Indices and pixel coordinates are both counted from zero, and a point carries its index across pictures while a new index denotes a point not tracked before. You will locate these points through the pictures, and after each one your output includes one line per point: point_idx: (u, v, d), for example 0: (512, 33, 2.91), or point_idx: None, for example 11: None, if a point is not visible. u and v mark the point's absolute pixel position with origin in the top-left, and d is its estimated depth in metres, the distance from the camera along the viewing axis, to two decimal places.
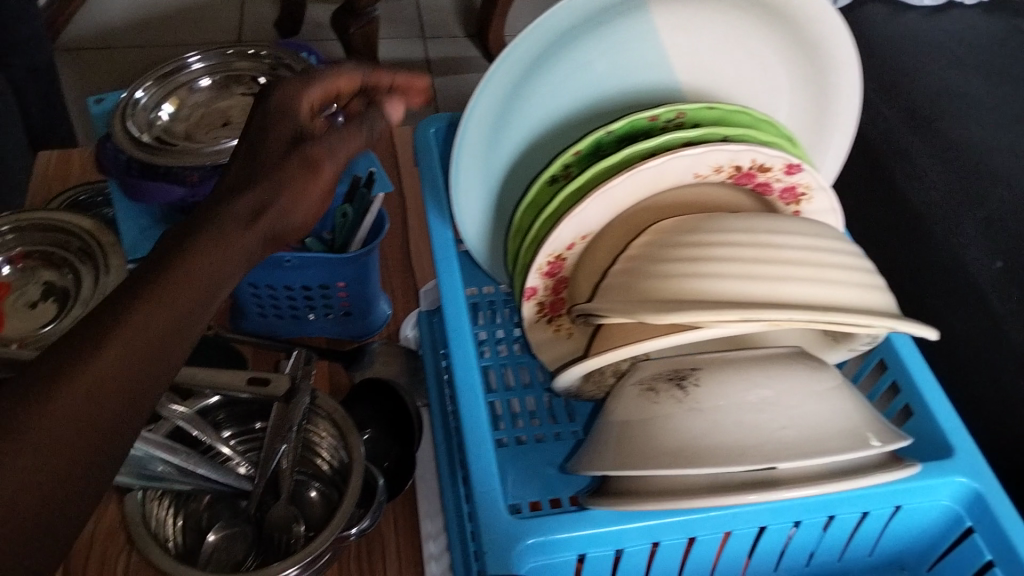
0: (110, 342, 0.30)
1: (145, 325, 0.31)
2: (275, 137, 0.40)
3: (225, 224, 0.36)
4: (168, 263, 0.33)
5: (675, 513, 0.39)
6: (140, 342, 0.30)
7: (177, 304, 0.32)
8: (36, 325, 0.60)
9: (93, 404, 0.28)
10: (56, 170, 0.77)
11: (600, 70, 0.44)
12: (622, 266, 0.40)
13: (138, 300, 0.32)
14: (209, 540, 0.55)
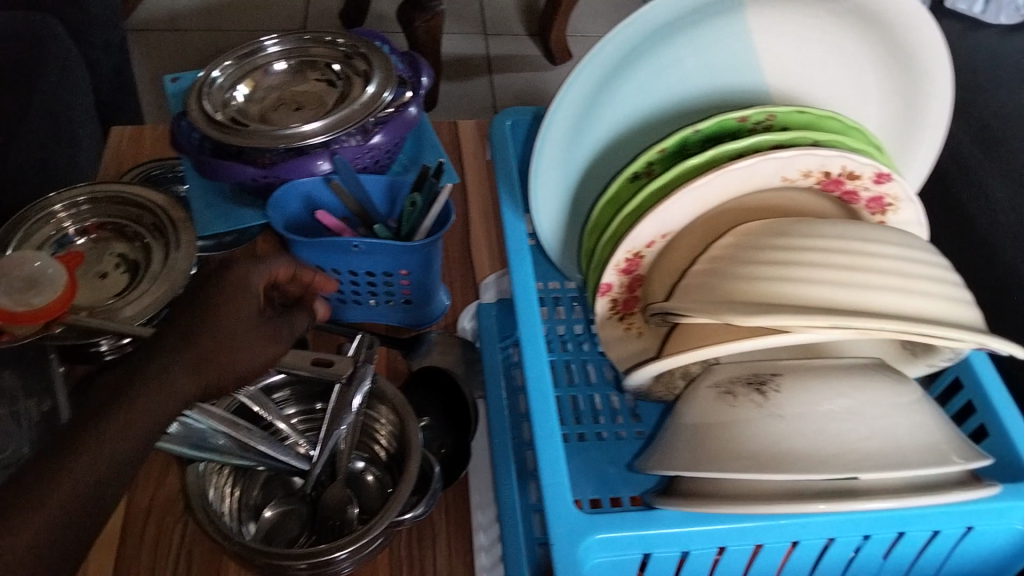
0: (66, 475, 0.34)
1: (98, 463, 0.35)
2: (232, 294, 0.44)
3: (179, 360, 0.40)
4: (128, 391, 0.37)
5: (747, 518, 0.39)
6: (95, 476, 0.35)
7: (134, 436, 0.37)
8: (105, 294, 0.63)
9: (64, 520, 0.33)
10: (128, 145, 0.79)
11: (689, 69, 0.44)
12: (705, 267, 0.40)
13: (94, 433, 0.36)
14: (265, 515, 0.56)
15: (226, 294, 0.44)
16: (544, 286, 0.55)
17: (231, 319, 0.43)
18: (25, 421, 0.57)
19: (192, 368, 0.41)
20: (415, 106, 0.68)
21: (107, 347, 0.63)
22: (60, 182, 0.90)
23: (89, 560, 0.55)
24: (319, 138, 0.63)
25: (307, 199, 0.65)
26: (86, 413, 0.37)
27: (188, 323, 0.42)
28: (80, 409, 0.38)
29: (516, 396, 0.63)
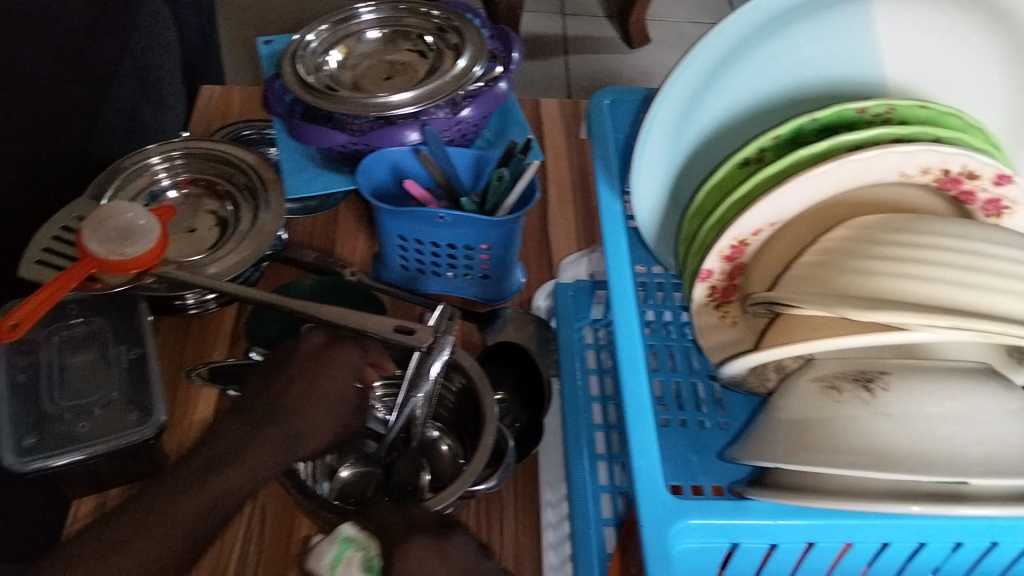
0: (177, 515, 0.44)
1: (201, 507, 0.44)
2: (329, 375, 0.51)
3: (276, 425, 0.48)
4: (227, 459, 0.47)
5: (839, 517, 0.39)
6: (194, 514, 0.44)
7: (234, 489, 0.46)
8: (194, 247, 0.65)
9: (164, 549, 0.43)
10: (217, 106, 0.80)
11: (805, 57, 0.44)
12: (815, 258, 0.40)
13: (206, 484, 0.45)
14: (342, 475, 0.57)
15: (316, 375, 0.50)
16: (645, 270, 0.55)
17: (312, 395, 0.50)
18: (114, 366, 0.58)
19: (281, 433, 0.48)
20: (505, 81, 0.68)
21: (192, 300, 0.66)
22: (146, 139, 0.92)
23: None
24: (409, 108, 0.63)
25: (393, 168, 0.66)
26: (206, 460, 0.47)
27: (289, 390, 0.49)
28: (204, 450, 0.48)
29: (591, 377, 0.61)
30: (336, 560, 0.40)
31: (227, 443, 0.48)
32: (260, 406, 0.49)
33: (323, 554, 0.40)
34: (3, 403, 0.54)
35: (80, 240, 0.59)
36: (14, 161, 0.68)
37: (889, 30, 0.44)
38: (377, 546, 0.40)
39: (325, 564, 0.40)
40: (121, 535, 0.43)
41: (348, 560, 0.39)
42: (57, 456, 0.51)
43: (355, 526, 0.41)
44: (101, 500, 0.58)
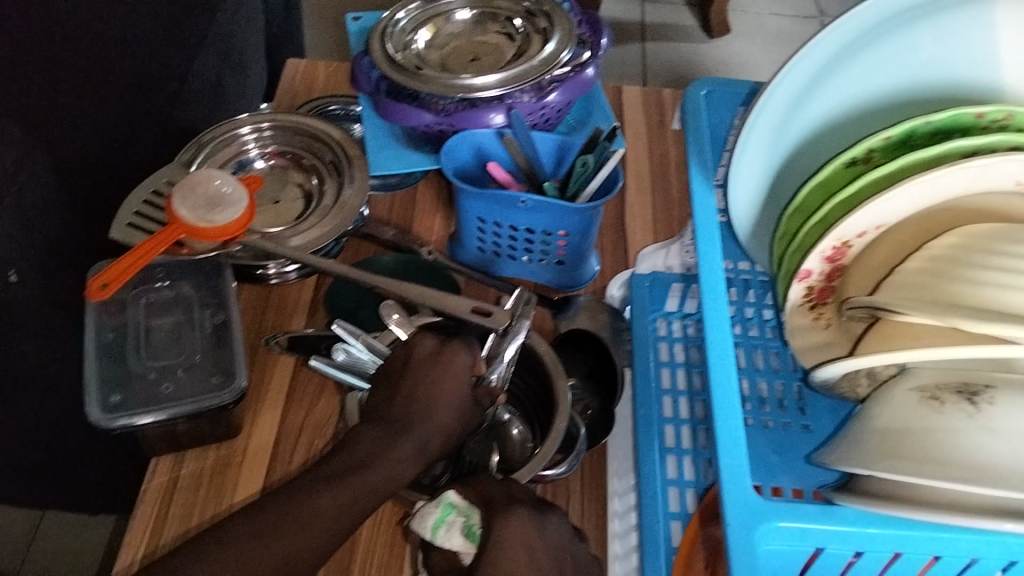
0: (319, 514, 0.45)
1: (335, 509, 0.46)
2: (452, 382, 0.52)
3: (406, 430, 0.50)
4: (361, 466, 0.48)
5: (937, 529, 0.37)
6: (329, 515, 0.45)
7: (371, 492, 0.47)
8: (280, 219, 0.67)
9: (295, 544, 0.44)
10: (302, 80, 0.81)
11: (922, 58, 0.44)
12: (922, 264, 0.41)
13: (344, 485, 0.47)
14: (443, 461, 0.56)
15: (440, 379, 0.52)
16: (734, 265, 0.54)
17: (437, 400, 0.51)
18: (198, 330, 0.59)
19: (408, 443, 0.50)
20: (593, 67, 0.67)
21: (274, 271, 0.67)
22: (229, 110, 0.94)
23: (241, 472, 0.58)
24: (494, 91, 0.63)
25: (477, 150, 0.66)
26: (341, 465, 0.48)
27: (415, 400, 0.51)
28: (338, 457, 0.49)
29: (666, 369, 0.61)
30: (439, 523, 0.44)
31: (362, 448, 0.49)
32: (389, 412, 0.51)
33: (426, 517, 0.44)
34: (92, 360, 0.56)
35: (170, 205, 0.61)
36: (107, 125, 0.70)
37: (1014, 35, 0.43)
38: (475, 514, 0.44)
39: (428, 526, 0.44)
40: (267, 530, 0.44)
41: (451, 524, 0.44)
42: (141, 414, 0.53)
43: (455, 494, 0.45)
44: (176, 461, 0.58)
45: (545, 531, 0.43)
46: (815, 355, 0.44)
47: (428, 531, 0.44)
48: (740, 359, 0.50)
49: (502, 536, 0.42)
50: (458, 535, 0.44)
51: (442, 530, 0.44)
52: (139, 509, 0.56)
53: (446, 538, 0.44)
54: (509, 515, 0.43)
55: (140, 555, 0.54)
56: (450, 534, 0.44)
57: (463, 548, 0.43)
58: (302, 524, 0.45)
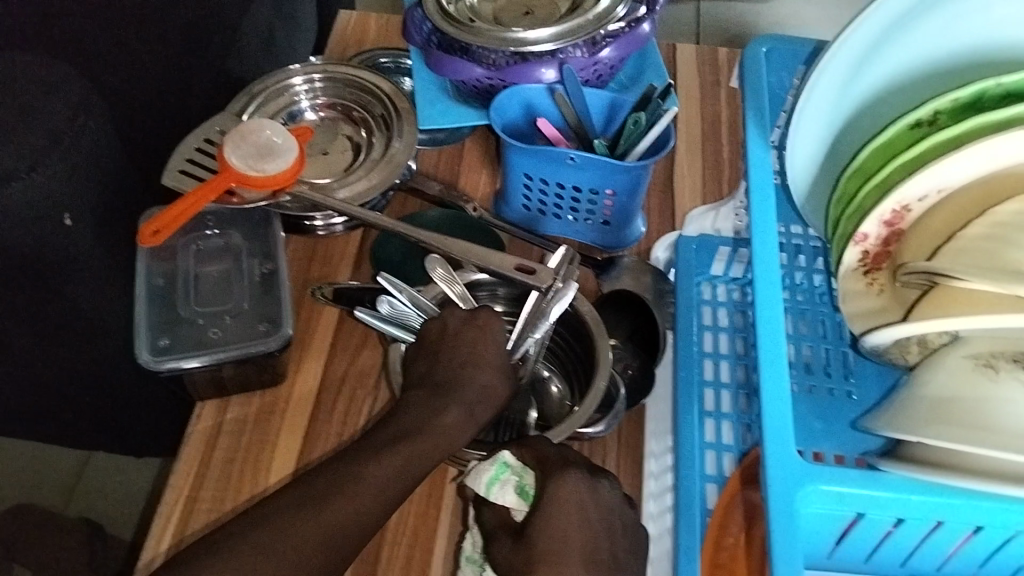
0: (370, 479, 0.46)
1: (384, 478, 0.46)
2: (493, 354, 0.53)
3: (453, 397, 0.51)
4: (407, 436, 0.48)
5: (985, 500, 0.37)
6: (379, 485, 0.46)
7: (419, 459, 0.48)
8: (328, 170, 0.67)
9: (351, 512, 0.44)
10: (353, 32, 0.81)
11: (998, 16, 0.43)
12: (983, 231, 0.40)
13: (395, 452, 0.47)
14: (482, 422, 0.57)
15: (478, 350, 0.53)
16: (786, 230, 0.53)
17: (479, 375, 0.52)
18: (247, 278, 0.60)
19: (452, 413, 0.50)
20: (649, 22, 0.66)
21: (320, 223, 0.68)
22: (279, 61, 0.94)
23: (284, 419, 0.59)
24: (547, 45, 0.63)
25: (526, 106, 0.65)
26: (388, 436, 0.48)
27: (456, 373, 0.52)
28: (385, 427, 0.49)
29: (709, 334, 0.60)
30: (494, 481, 0.46)
31: (410, 420, 0.50)
32: (434, 381, 0.52)
33: (481, 475, 0.47)
34: (144, 304, 0.57)
35: (221, 154, 0.62)
36: None
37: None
38: (529, 474, 0.47)
39: (482, 484, 0.46)
40: (316, 494, 0.44)
41: (506, 482, 0.46)
42: (189, 357, 0.55)
43: (510, 454, 0.47)
44: (222, 406, 0.59)
45: (597, 494, 0.45)
46: (865, 321, 0.43)
47: (483, 487, 0.46)
48: (786, 325, 0.50)
49: (556, 496, 0.44)
50: (513, 492, 0.46)
51: (497, 486, 0.46)
52: (184, 452, 0.57)
53: (501, 494, 0.46)
54: (565, 475, 0.45)
55: (185, 497, 0.55)
56: (506, 492, 0.46)
57: (517, 504, 0.46)
58: (351, 489, 0.45)
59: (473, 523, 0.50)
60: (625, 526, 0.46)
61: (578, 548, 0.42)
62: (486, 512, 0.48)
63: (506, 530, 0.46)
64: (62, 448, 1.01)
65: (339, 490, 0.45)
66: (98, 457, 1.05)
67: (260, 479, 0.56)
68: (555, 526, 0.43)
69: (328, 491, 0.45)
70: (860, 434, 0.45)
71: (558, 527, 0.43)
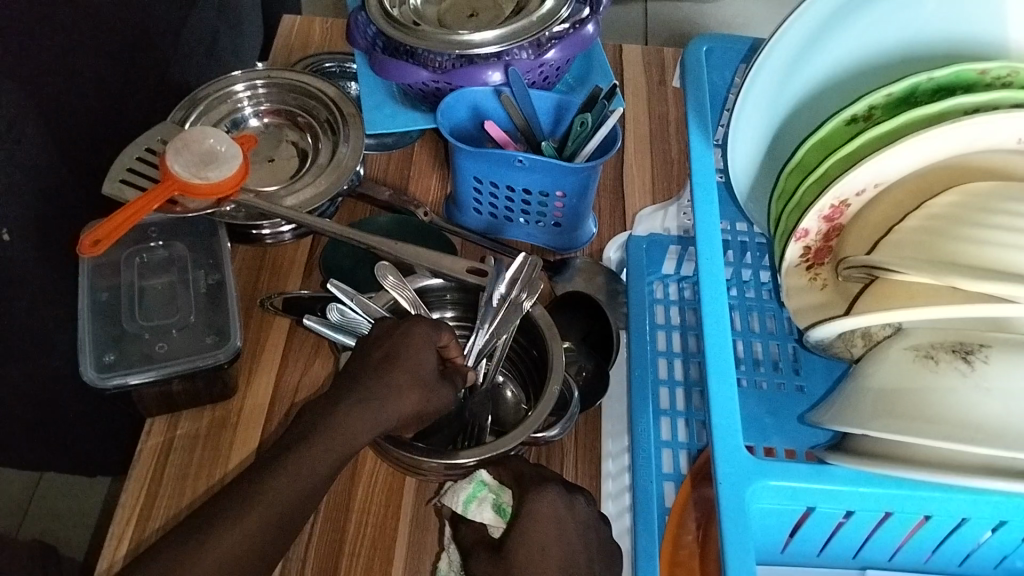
0: (259, 500, 0.42)
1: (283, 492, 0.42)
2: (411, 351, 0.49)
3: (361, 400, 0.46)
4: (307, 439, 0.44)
5: (928, 488, 0.37)
6: (275, 498, 0.42)
7: (316, 465, 0.43)
8: (273, 177, 0.66)
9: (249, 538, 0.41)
10: (297, 36, 0.80)
11: (928, 12, 0.44)
12: (921, 224, 0.41)
13: (289, 464, 0.43)
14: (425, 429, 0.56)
15: (397, 346, 0.49)
16: (731, 227, 0.53)
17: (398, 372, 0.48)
18: (193, 291, 0.58)
19: (362, 410, 0.46)
20: (593, 23, 0.66)
21: (268, 231, 0.66)
22: (222, 65, 0.93)
23: (236, 433, 0.58)
24: (491, 48, 0.63)
25: (473, 108, 0.65)
26: (290, 439, 0.45)
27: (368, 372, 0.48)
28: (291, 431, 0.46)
29: (662, 333, 0.61)
30: (472, 498, 0.46)
31: (304, 423, 0.45)
32: (341, 381, 0.48)
33: (459, 492, 0.46)
34: (86, 320, 0.55)
35: (164, 162, 0.60)
36: (101, 82, 0.68)
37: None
38: (507, 493, 0.47)
39: (460, 500, 0.46)
40: (199, 531, 0.41)
41: (483, 499, 0.46)
42: (134, 373, 0.53)
43: (485, 472, 0.47)
44: (171, 423, 0.58)
45: (574, 509, 0.46)
46: (811, 315, 0.44)
47: (462, 505, 0.46)
48: (736, 322, 0.50)
49: (531, 509, 0.44)
50: (490, 510, 0.46)
51: (474, 503, 0.46)
52: (134, 470, 0.55)
53: (478, 511, 0.46)
54: (537, 491, 0.45)
55: (136, 516, 0.54)
56: (485, 510, 0.46)
57: (495, 522, 0.46)
58: (235, 514, 0.41)
59: (449, 542, 0.49)
60: (602, 537, 0.47)
61: (554, 562, 0.43)
62: (457, 530, 0.48)
63: (481, 546, 0.46)
64: (11, 471, 0.98)
65: (230, 509, 0.41)
66: (50, 478, 1.02)
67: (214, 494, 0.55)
68: (531, 541, 0.43)
69: (220, 521, 0.41)
70: (810, 428, 0.45)
71: (536, 539, 0.43)
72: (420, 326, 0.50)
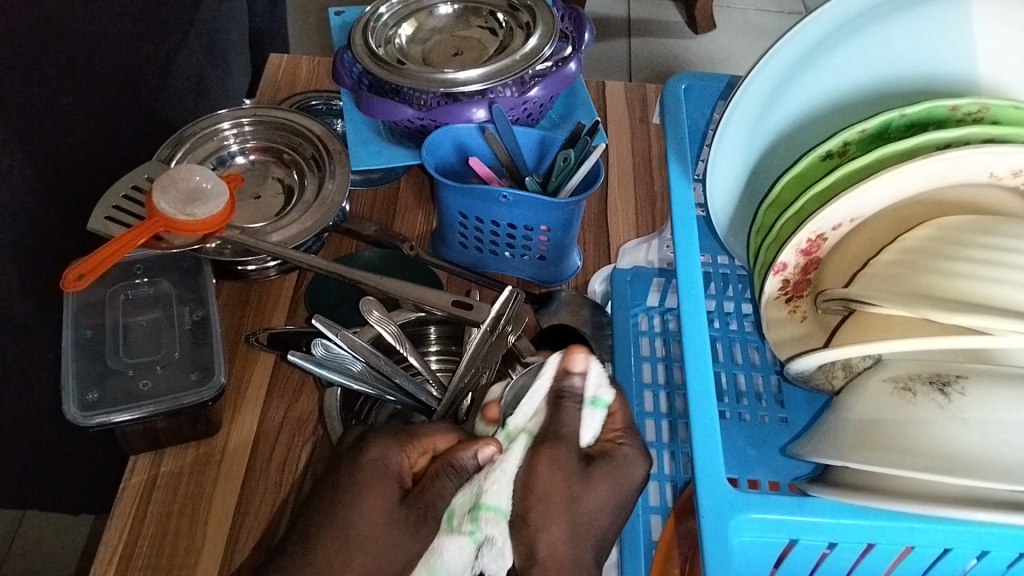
0: None
1: None
2: (359, 488, 0.40)
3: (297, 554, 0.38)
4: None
5: (908, 518, 0.37)
6: None
7: None
8: (259, 214, 0.67)
9: None
10: (284, 75, 0.81)
11: (900, 50, 0.46)
12: (897, 256, 0.42)
13: None
14: None
15: (369, 476, 0.40)
16: (711, 259, 0.54)
17: (366, 497, 0.39)
18: (178, 327, 0.58)
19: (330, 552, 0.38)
20: (575, 61, 0.67)
21: (253, 267, 0.66)
22: (209, 104, 0.94)
23: (220, 471, 0.57)
24: (476, 86, 0.64)
25: (459, 145, 0.66)
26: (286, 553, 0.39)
27: (341, 500, 0.39)
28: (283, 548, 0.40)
29: (647, 365, 0.60)
30: (597, 403, 0.42)
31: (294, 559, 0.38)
32: (318, 501, 0.40)
33: (599, 386, 0.42)
34: (70, 356, 0.55)
35: (150, 199, 0.61)
36: (88, 119, 0.69)
37: (991, 35, 0.45)
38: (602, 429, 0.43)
39: (591, 391, 0.42)
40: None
41: (598, 413, 0.42)
42: (118, 411, 0.53)
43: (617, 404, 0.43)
44: (155, 460, 0.57)
45: None
46: (792, 347, 0.44)
47: (588, 396, 0.42)
48: (719, 354, 0.51)
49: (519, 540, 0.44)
50: (596, 424, 0.42)
51: (599, 407, 0.42)
52: (117, 508, 0.55)
53: (588, 416, 0.42)
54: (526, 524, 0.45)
55: (117, 556, 0.53)
56: (593, 421, 0.42)
57: (588, 435, 0.42)
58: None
59: None
60: None
61: None
62: None
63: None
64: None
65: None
66: (31, 515, 1.01)
67: (197, 534, 0.54)
68: None
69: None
70: (792, 460, 0.46)
71: None
72: (376, 449, 0.41)
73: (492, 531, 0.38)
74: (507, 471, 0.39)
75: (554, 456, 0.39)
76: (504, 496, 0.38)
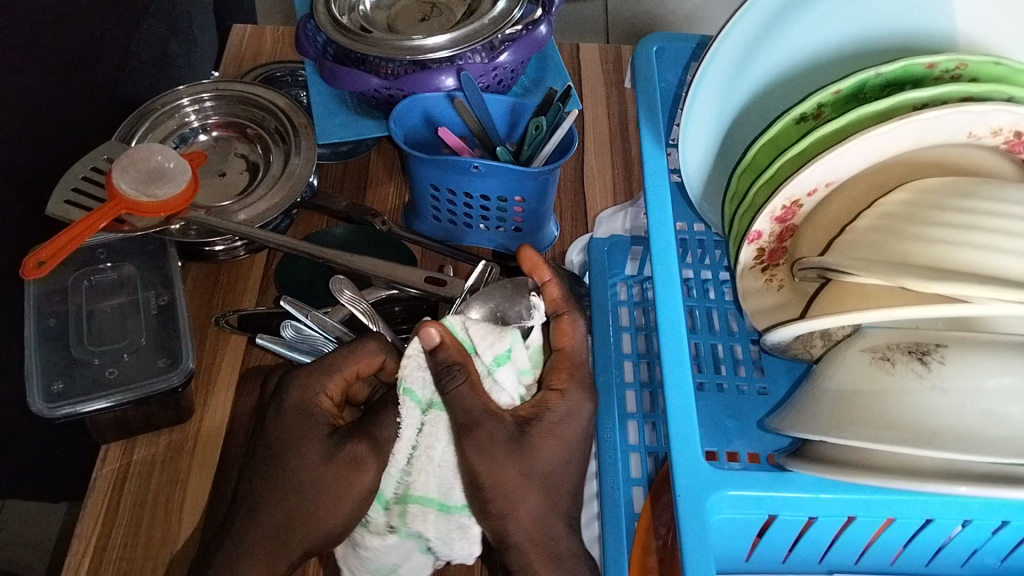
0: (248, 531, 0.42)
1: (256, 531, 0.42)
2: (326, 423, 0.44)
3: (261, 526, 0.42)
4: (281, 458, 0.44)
5: (884, 491, 0.37)
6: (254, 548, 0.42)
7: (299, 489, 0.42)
8: (226, 190, 0.65)
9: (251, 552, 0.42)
10: (247, 47, 0.79)
11: (875, 4, 0.44)
12: (873, 222, 0.40)
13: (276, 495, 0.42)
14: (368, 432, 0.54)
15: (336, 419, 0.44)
16: (687, 226, 0.53)
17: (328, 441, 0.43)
18: (144, 312, 0.57)
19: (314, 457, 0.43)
20: (545, 24, 0.65)
21: (221, 247, 0.65)
22: (173, 78, 0.91)
23: (194, 456, 0.56)
24: (444, 52, 0.60)
25: (425, 115, 0.63)
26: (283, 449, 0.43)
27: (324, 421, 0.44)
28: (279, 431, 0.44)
29: (625, 334, 0.58)
30: (501, 361, 0.43)
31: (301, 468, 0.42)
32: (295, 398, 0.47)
33: (491, 348, 0.43)
34: (32, 348, 0.53)
35: (109, 181, 0.58)
36: (44, 100, 0.66)
37: None
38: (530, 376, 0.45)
39: (491, 355, 0.43)
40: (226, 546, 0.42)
41: (509, 369, 0.43)
42: (84, 401, 0.51)
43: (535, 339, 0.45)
44: (126, 448, 0.56)
45: None
46: (768, 316, 0.44)
47: (487, 363, 0.43)
48: (696, 322, 0.49)
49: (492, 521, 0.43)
50: (514, 381, 0.43)
51: (504, 366, 0.43)
52: (89, 501, 0.54)
53: (500, 376, 0.43)
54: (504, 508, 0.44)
55: (92, 547, 0.52)
56: (506, 379, 0.43)
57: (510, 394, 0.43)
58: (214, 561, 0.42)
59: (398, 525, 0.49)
60: None
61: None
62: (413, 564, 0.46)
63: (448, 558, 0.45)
64: None
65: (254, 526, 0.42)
66: None
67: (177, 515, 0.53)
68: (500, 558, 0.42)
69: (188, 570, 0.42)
70: (773, 433, 0.45)
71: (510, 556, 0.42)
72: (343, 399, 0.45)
73: (421, 525, 0.43)
74: (439, 463, 0.43)
75: (482, 443, 0.38)
76: (430, 488, 0.43)
